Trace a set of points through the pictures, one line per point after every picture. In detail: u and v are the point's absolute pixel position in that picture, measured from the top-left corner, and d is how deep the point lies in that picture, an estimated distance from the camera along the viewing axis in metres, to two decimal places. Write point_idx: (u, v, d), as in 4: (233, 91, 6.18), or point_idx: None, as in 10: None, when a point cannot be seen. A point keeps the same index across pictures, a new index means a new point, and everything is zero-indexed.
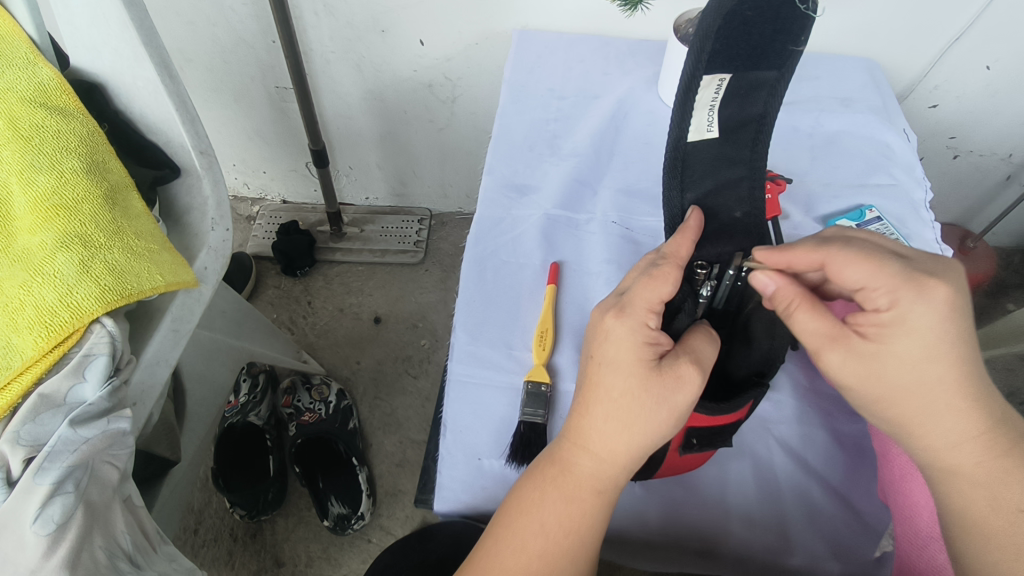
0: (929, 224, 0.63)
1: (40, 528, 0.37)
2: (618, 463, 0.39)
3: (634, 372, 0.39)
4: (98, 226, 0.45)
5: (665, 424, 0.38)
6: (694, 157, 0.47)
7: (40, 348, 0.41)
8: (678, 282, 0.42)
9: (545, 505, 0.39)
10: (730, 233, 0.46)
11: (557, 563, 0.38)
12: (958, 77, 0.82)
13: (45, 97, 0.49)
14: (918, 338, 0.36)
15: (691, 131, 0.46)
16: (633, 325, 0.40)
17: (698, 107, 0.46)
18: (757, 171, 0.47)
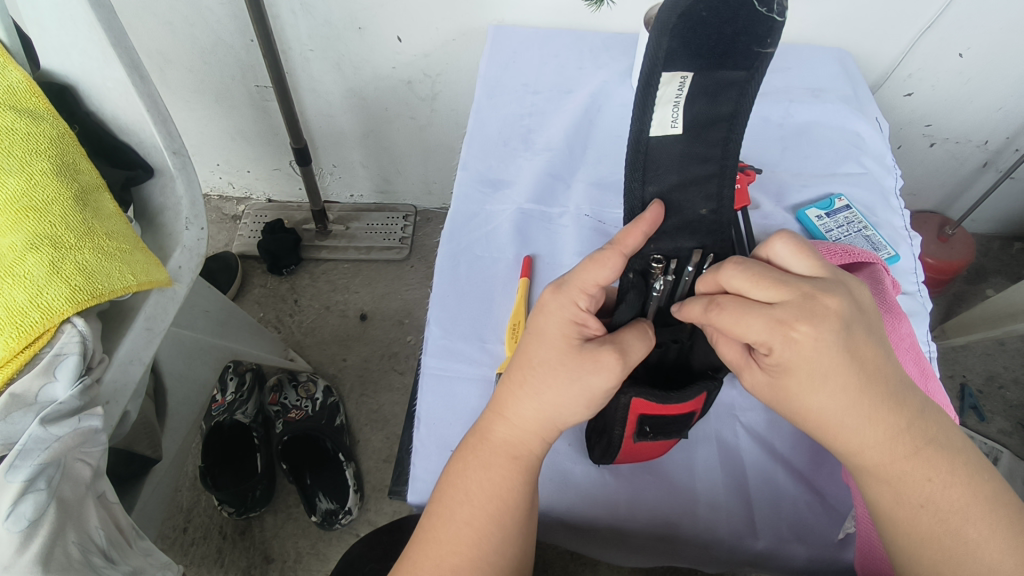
0: (898, 211, 0.65)
1: (13, 525, 0.37)
2: (531, 431, 0.41)
3: (554, 347, 0.41)
4: (69, 227, 0.46)
5: (578, 400, 0.40)
6: (658, 153, 0.42)
7: (11, 348, 0.41)
8: (617, 269, 0.41)
9: (467, 473, 0.41)
10: (692, 231, 0.44)
11: (484, 529, 0.39)
12: (931, 66, 0.83)
13: (15, 99, 0.49)
14: (801, 378, 0.37)
15: (653, 127, 0.41)
16: (563, 302, 0.42)
17: (660, 102, 0.40)
18: (728, 170, 0.43)
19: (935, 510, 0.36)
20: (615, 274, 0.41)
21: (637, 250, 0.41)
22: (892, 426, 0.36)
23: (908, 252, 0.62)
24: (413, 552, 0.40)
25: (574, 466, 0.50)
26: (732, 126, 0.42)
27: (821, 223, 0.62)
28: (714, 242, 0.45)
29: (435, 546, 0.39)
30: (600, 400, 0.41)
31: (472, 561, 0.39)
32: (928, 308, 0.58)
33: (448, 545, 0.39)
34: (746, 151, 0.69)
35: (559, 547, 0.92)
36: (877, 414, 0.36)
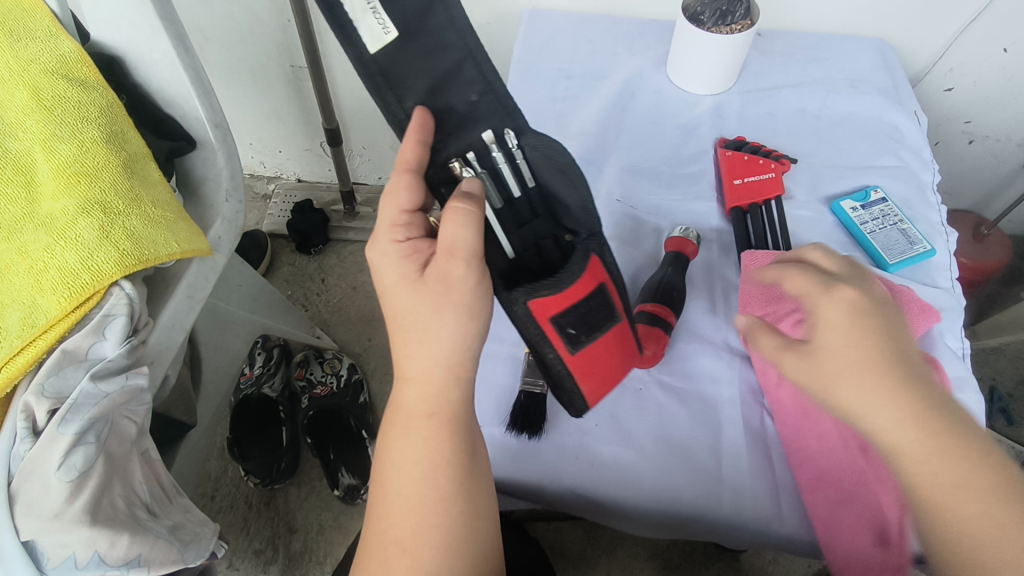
0: (935, 206, 0.64)
1: (65, 475, 0.39)
2: (433, 376, 0.41)
3: (403, 292, 0.41)
4: (117, 194, 0.47)
5: (448, 320, 0.40)
6: (395, 66, 0.44)
7: (63, 307, 0.43)
8: (410, 186, 0.43)
9: (393, 450, 0.42)
10: (472, 118, 0.47)
11: (415, 495, 0.41)
12: (975, 60, 0.81)
13: (67, 68, 0.51)
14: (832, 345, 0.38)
15: (369, 43, 0.43)
16: (385, 250, 0.42)
17: (358, 12, 0.42)
18: (472, 51, 0.46)
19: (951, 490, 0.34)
20: (412, 192, 0.43)
21: (422, 160, 0.44)
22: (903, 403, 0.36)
23: (944, 248, 0.61)
24: (371, 530, 0.42)
25: (599, 447, 0.51)
26: (449, 6, 0.45)
27: (856, 215, 0.62)
28: (498, 119, 0.48)
29: (382, 524, 0.41)
30: (478, 309, 0.41)
31: (417, 527, 0.40)
32: (961, 304, 0.58)
33: (389, 519, 0.41)
34: (780, 141, 0.68)
35: (575, 531, 0.93)
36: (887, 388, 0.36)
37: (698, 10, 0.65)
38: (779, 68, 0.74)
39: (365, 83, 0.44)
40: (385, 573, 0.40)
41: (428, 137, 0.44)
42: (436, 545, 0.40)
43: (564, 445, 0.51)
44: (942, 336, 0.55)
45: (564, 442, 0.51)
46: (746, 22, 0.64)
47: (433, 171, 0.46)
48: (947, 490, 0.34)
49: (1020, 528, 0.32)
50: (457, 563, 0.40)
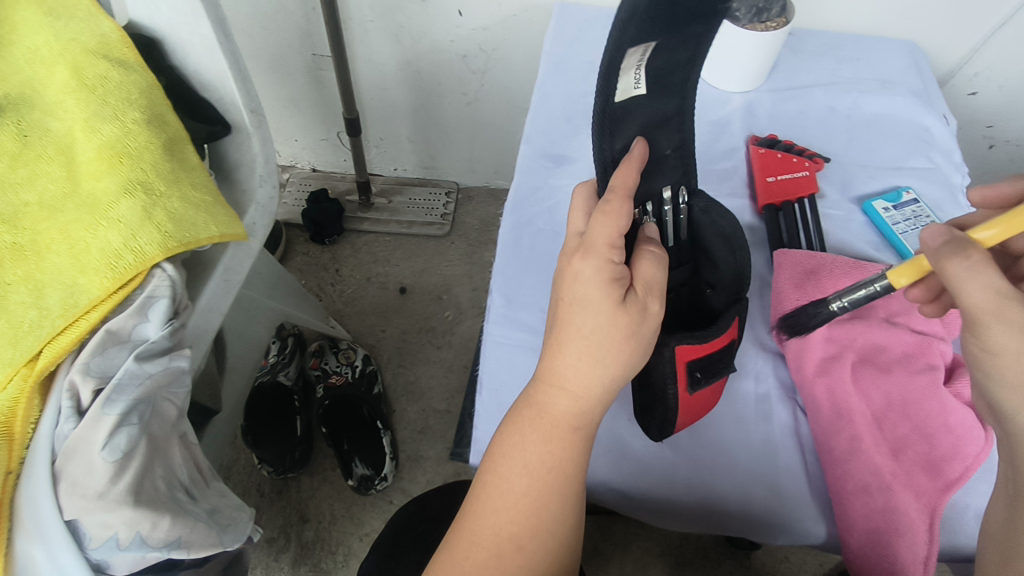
0: (965, 208, 0.64)
1: (109, 455, 0.39)
2: (592, 397, 0.41)
3: (602, 313, 0.40)
4: (158, 175, 0.47)
5: (632, 357, 0.41)
6: (624, 115, 0.42)
7: (105, 288, 0.42)
8: (630, 216, 0.41)
9: (527, 447, 0.41)
10: (661, 168, 0.47)
11: (541, 499, 0.40)
12: (1001, 64, 0.81)
13: (108, 48, 0.51)
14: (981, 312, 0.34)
15: (619, 93, 0.40)
16: (597, 265, 0.41)
17: (625, 70, 0.39)
18: (686, 108, 0.45)
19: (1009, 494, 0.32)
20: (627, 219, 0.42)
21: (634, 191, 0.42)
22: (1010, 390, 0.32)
23: None
24: (475, 518, 0.41)
25: (631, 440, 0.51)
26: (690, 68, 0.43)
27: (887, 216, 0.61)
28: (678, 176, 0.49)
29: (494, 517, 0.41)
30: (648, 348, 0.43)
31: (536, 528, 0.40)
32: None
33: (507, 516, 0.41)
34: (811, 140, 0.68)
35: (588, 526, 0.93)
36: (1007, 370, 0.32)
37: (733, 7, 0.67)
38: (810, 67, 0.74)
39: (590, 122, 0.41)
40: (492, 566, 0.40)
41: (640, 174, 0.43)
42: (550, 545, 0.41)
43: (597, 438, 0.51)
44: None
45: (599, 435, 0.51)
46: (781, 19, 0.65)
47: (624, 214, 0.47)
48: None
49: None
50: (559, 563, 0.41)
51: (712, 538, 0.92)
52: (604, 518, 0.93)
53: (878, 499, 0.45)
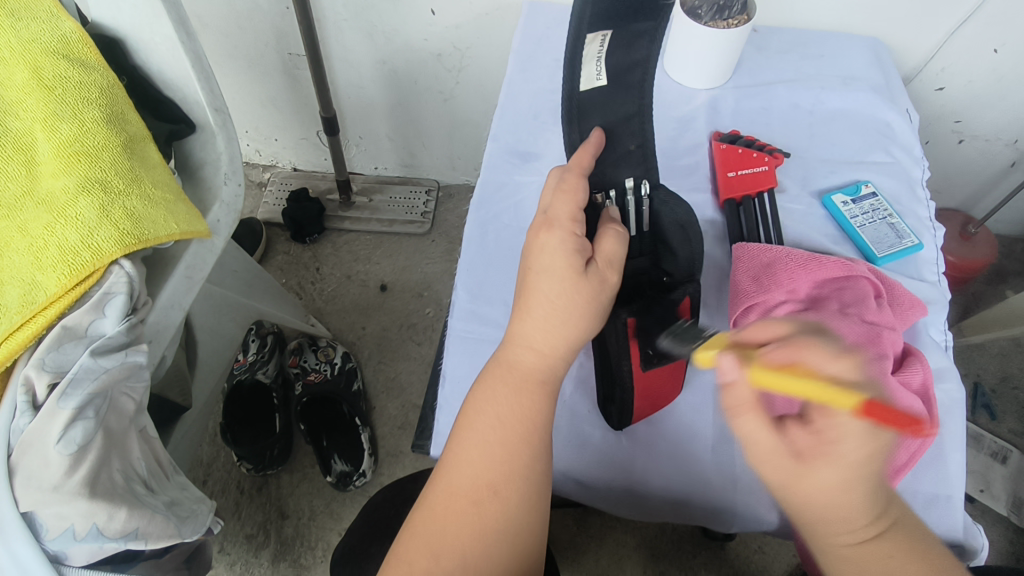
0: (923, 202, 0.65)
1: (64, 448, 0.39)
2: (557, 353, 0.44)
3: (565, 280, 0.44)
4: (117, 173, 0.48)
5: (592, 319, 0.44)
6: (589, 104, 0.50)
7: (63, 285, 0.43)
8: (585, 190, 0.47)
9: (499, 400, 0.43)
10: (626, 162, 0.54)
11: (515, 446, 0.41)
12: (965, 60, 0.82)
13: (68, 49, 0.51)
14: (835, 464, 0.38)
15: (583, 82, 0.49)
16: (562, 236, 0.45)
17: (587, 60, 0.48)
18: (645, 109, 0.53)
19: None
20: (583, 195, 0.47)
21: (590, 169, 0.49)
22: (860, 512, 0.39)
23: (931, 242, 0.62)
24: (450, 467, 0.41)
25: (589, 430, 0.52)
26: (646, 70, 0.52)
27: (846, 209, 0.62)
28: (642, 172, 0.54)
29: (471, 467, 0.41)
30: (605, 314, 0.46)
31: (511, 475, 0.41)
32: (947, 297, 0.59)
33: (484, 463, 0.41)
34: (773, 136, 0.69)
35: (565, 519, 0.94)
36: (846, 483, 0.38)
37: (695, 4, 0.67)
38: (774, 64, 0.75)
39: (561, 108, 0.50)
40: (470, 517, 0.40)
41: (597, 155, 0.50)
42: (524, 495, 0.41)
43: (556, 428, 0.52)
44: (926, 328, 0.56)
45: (558, 426, 0.52)
46: (743, 16, 0.65)
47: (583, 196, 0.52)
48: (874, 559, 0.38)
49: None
50: (536, 518, 0.41)
51: (687, 530, 0.93)
52: (580, 510, 0.95)
53: None
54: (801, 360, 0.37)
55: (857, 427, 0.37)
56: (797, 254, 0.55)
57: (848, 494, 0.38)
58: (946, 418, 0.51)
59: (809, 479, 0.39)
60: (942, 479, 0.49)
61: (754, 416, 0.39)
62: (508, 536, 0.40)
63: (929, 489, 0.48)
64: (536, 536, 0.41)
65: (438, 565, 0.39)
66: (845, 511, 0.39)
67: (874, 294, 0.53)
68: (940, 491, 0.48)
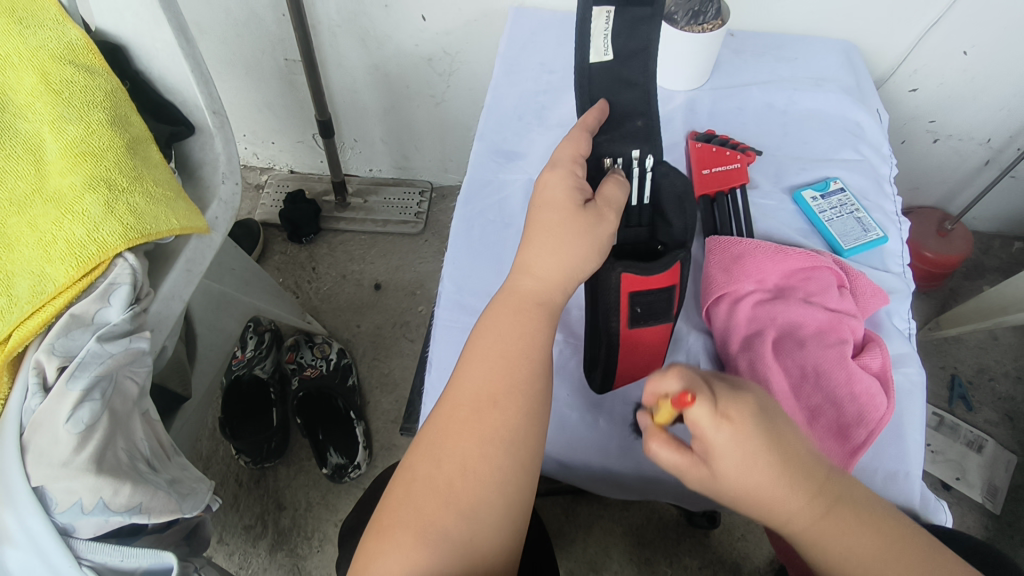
0: (890, 197, 0.68)
1: (73, 427, 0.42)
2: (556, 280, 0.48)
3: (564, 210, 0.49)
4: (121, 172, 0.50)
5: (590, 250, 0.48)
6: (597, 78, 0.57)
7: (71, 276, 0.46)
8: (586, 141, 0.53)
9: (502, 322, 0.46)
10: (634, 137, 0.58)
11: (517, 360, 0.45)
12: (936, 62, 0.85)
13: (74, 56, 0.54)
14: (732, 457, 0.40)
15: (591, 55, 0.56)
16: (561, 174, 0.51)
17: (594, 33, 0.55)
18: (653, 92, 0.58)
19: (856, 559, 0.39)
20: (584, 146, 0.53)
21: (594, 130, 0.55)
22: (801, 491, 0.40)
23: (896, 235, 0.65)
24: (457, 385, 0.44)
25: (569, 413, 0.55)
26: (651, 56, 0.56)
27: (815, 204, 0.66)
28: (648, 146, 0.58)
29: (475, 383, 0.44)
30: (605, 249, 0.50)
31: (514, 386, 0.44)
32: (911, 287, 0.62)
33: (490, 376, 0.44)
34: (748, 135, 0.72)
35: (554, 508, 0.97)
36: (755, 466, 0.40)
37: (671, 10, 0.69)
38: (749, 66, 0.78)
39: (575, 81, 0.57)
40: (475, 423, 0.42)
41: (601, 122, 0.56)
42: (525, 406, 0.43)
43: None
44: (889, 317, 0.59)
45: None
46: (717, 21, 0.68)
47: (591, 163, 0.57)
48: (835, 539, 0.40)
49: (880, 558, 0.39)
50: (540, 427, 0.44)
51: (672, 518, 0.96)
52: (568, 500, 0.97)
53: None
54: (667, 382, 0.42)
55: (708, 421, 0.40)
56: (763, 245, 0.59)
57: (761, 479, 0.40)
58: (906, 400, 0.54)
59: (719, 477, 0.41)
60: (899, 457, 0.51)
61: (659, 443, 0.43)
62: (510, 443, 0.42)
63: (889, 466, 0.51)
64: (538, 447, 0.44)
65: (443, 471, 0.41)
66: (776, 490, 0.40)
67: (838, 285, 0.57)
68: (898, 468, 0.51)
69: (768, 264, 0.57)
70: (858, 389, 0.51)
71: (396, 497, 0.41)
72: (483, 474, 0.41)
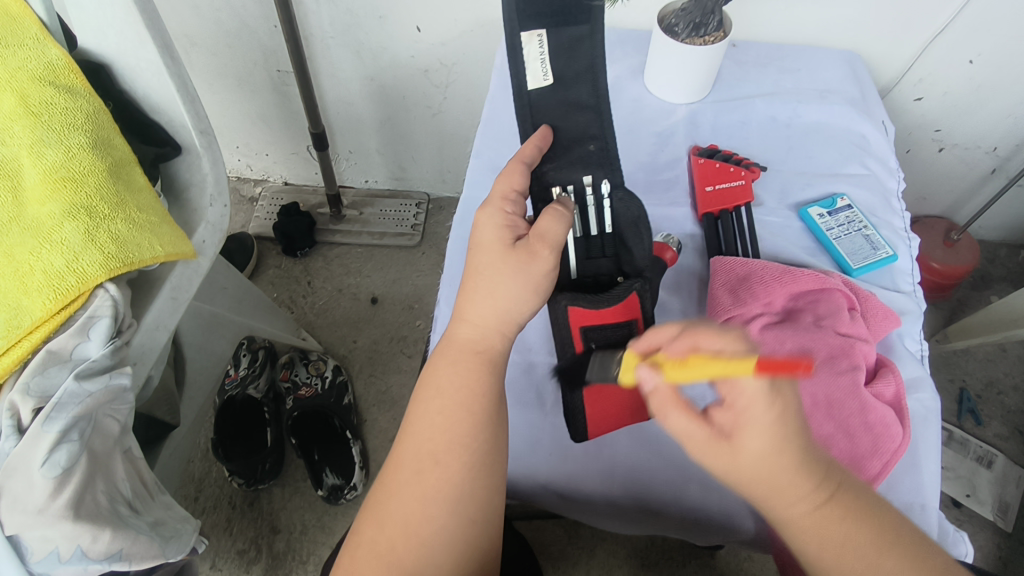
0: (898, 213, 0.66)
1: (48, 472, 0.40)
2: (491, 325, 0.46)
3: (494, 250, 0.46)
4: (102, 198, 0.48)
5: (525, 291, 0.45)
6: (539, 103, 0.55)
7: (48, 309, 0.44)
8: (524, 173, 0.50)
9: (440, 374, 0.44)
10: (584, 163, 0.56)
11: (455, 415, 0.42)
12: (942, 71, 0.84)
13: (54, 75, 0.52)
14: (761, 433, 0.40)
15: (530, 81, 0.55)
16: (492, 212, 0.48)
17: (529, 58, 0.54)
18: (600, 108, 0.56)
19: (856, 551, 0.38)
20: (523, 177, 0.50)
21: (534, 160, 0.52)
22: (809, 484, 0.40)
23: (906, 252, 0.63)
24: (401, 444, 0.43)
25: (573, 443, 0.53)
26: (594, 79, 0.56)
27: (822, 221, 0.64)
28: (603, 170, 0.56)
29: (416, 441, 0.42)
30: (543, 286, 0.46)
31: (452, 442, 0.41)
32: (923, 307, 0.60)
33: (429, 434, 0.42)
34: (751, 149, 0.71)
35: (556, 529, 0.95)
36: (780, 447, 0.40)
37: (673, 21, 0.68)
38: (752, 78, 0.76)
39: (516, 110, 0.56)
40: (415, 485, 0.41)
41: (546, 145, 0.54)
42: (468, 463, 0.41)
43: (537, 441, 0.53)
44: (900, 339, 0.57)
45: (540, 439, 0.53)
46: (719, 33, 0.66)
47: (539, 190, 0.54)
48: (834, 548, 0.39)
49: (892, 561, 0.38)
50: (487, 484, 0.42)
51: (676, 538, 0.94)
52: (571, 521, 0.95)
53: None
54: (696, 343, 0.41)
55: (756, 393, 0.39)
56: (770, 265, 0.57)
57: (777, 466, 0.40)
58: (921, 428, 0.52)
59: (739, 454, 0.40)
60: (914, 489, 0.49)
61: (678, 409, 0.41)
62: (452, 502, 0.40)
63: (905, 499, 0.49)
64: (487, 502, 0.41)
65: (385, 536, 0.40)
66: (787, 479, 0.40)
67: (849, 307, 0.54)
68: (913, 500, 0.49)
69: (776, 287, 0.54)
70: (873, 418, 0.48)
71: (345, 566, 0.41)
72: (425, 537, 0.39)
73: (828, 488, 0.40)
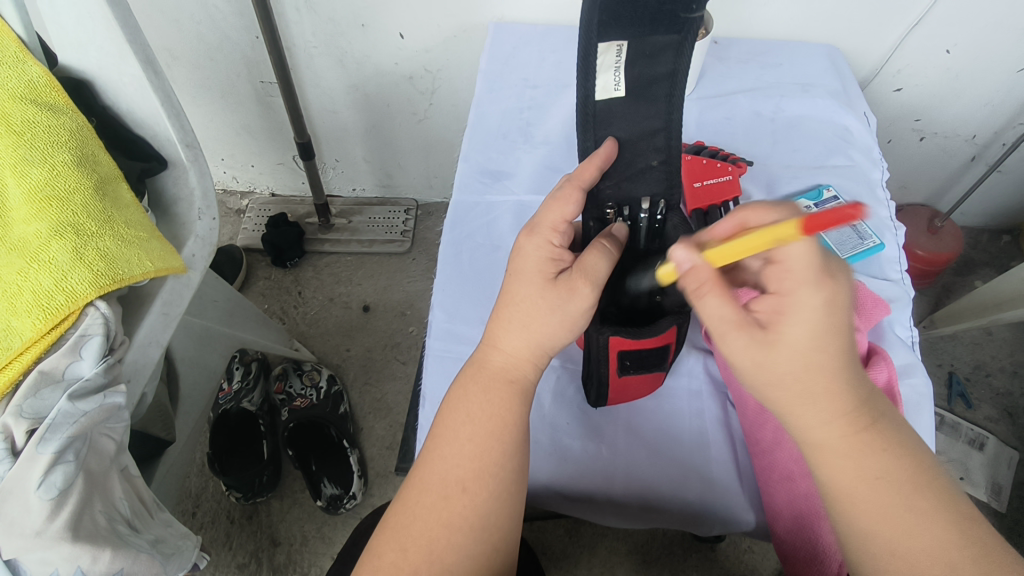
0: (884, 202, 0.67)
1: (45, 494, 0.40)
2: (524, 360, 0.45)
3: (534, 284, 0.45)
4: (89, 215, 0.48)
5: (560, 328, 0.45)
6: (606, 114, 0.50)
7: (38, 329, 0.43)
8: (579, 203, 0.47)
9: (470, 400, 0.44)
10: (643, 178, 0.53)
11: (484, 442, 0.42)
12: (919, 62, 0.85)
13: (35, 94, 0.51)
14: (804, 322, 0.38)
15: (599, 92, 0.49)
16: (538, 242, 0.46)
17: (602, 69, 0.48)
18: (671, 124, 0.52)
19: (891, 483, 0.37)
20: (577, 206, 0.47)
21: (592, 184, 0.49)
22: (845, 402, 0.38)
23: (893, 241, 0.64)
24: (422, 465, 0.43)
25: (572, 443, 0.53)
26: (672, 84, 0.51)
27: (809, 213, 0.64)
28: (664, 190, 0.54)
29: (442, 465, 0.42)
30: (579, 324, 0.46)
31: (479, 469, 0.41)
32: (912, 294, 0.61)
33: (453, 460, 0.42)
34: (736, 144, 0.71)
35: (557, 530, 0.95)
36: (820, 357, 0.38)
37: None
38: (735, 74, 0.77)
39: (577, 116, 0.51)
40: (437, 510, 0.41)
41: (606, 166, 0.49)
42: (495, 491, 0.41)
43: (536, 442, 0.53)
44: (891, 326, 0.58)
45: (539, 440, 0.53)
46: (701, 31, 0.67)
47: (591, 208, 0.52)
48: (868, 481, 0.37)
49: (930, 513, 0.36)
50: (509, 506, 0.42)
51: (677, 534, 0.95)
52: (571, 521, 0.96)
53: (800, 485, 0.46)
54: (743, 222, 0.43)
55: (805, 271, 0.39)
56: None
57: (817, 360, 0.38)
58: (915, 414, 0.53)
59: (780, 341, 0.39)
60: None
61: (713, 291, 0.40)
62: (478, 529, 0.40)
63: None
64: (506, 527, 0.42)
65: (408, 560, 0.40)
66: (827, 379, 0.38)
67: None
68: None
69: None
70: None
71: None
72: (447, 564, 0.40)
73: (862, 411, 0.39)
